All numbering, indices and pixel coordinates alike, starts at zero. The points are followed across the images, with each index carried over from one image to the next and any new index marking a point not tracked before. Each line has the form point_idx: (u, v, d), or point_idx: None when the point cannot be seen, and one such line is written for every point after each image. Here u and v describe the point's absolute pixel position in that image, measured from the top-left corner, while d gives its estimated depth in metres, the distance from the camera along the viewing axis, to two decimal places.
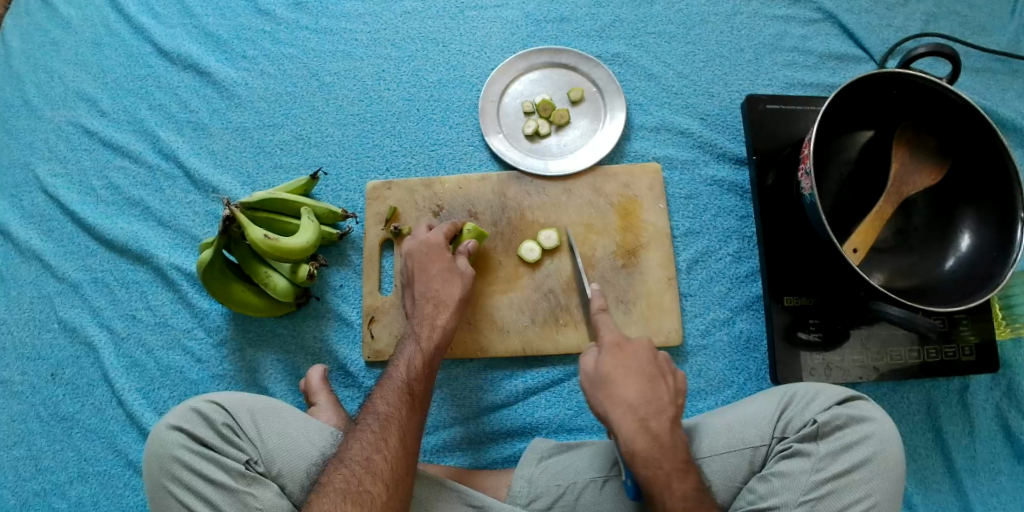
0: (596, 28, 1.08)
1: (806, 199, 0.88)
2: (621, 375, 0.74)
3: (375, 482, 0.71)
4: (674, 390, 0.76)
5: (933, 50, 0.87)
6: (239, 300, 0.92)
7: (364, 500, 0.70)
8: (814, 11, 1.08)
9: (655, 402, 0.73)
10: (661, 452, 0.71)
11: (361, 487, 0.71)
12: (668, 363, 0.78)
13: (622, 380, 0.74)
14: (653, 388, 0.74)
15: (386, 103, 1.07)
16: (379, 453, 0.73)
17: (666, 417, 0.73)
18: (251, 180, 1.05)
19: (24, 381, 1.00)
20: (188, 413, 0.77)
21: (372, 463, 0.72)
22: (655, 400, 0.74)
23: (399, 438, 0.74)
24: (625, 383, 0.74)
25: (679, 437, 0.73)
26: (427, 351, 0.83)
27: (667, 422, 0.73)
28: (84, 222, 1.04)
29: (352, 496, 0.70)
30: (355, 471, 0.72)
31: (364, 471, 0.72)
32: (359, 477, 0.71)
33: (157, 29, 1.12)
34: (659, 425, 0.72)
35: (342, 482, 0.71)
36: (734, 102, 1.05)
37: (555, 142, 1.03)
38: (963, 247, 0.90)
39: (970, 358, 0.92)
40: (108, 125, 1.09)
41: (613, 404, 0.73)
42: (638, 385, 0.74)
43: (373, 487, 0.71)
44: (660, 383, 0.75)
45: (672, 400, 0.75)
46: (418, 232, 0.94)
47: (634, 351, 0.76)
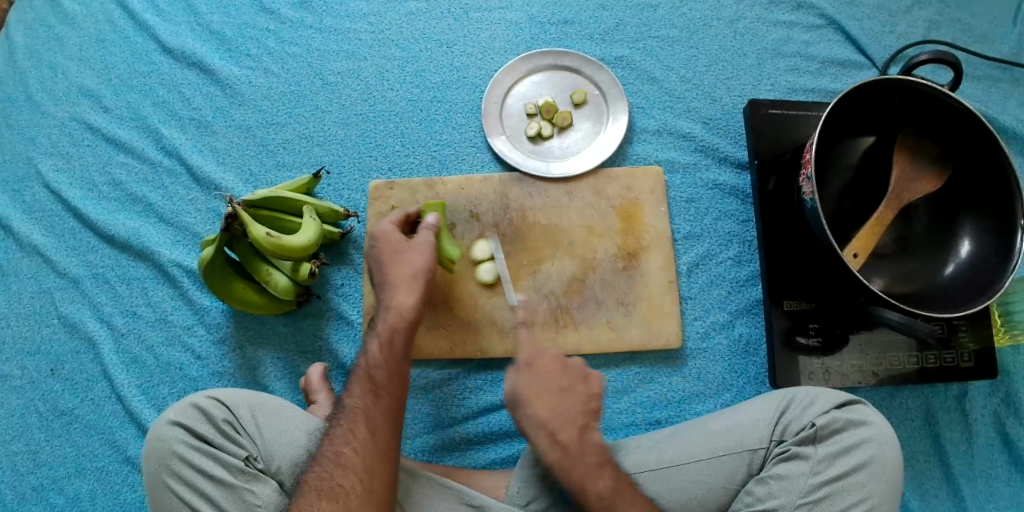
0: (599, 31, 1.09)
1: (807, 204, 0.88)
2: (533, 389, 0.76)
3: (346, 475, 0.71)
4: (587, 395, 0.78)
5: (934, 58, 0.87)
6: (240, 297, 0.92)
7: (338, 494, 0.70)
8: (817, 17, 1.08)
9: (564, 413, 0.76)
10: (571, 459, 0.73)
11: (333, 481, 0.71)
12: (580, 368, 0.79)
13: (535, 399, 0.76)
14: (563, 398, 0.76)
15: (390, 103, 1.07)
16: (347, 446, 0.73)
17: (575, 426, 0.75)
18: (254, 178, 1.05)
19: (24, 376, 1.00)
20: (188, 409, 0.77)
21: (341, 457, 0.72)
22: (564, 408, 0.76)
23: (365, 430, 0.74)
24: (538, 402, 0.76)
25: (590, 443, 0.75)
26: (383, 336, 0.80)
27: (576, 430, 0.75)
28: (86, 218, 1.04)
29: (325, 492, 0.70)
30: (326, 468, 0.72)
31: (336, 466, 0.72)
32: (331, 471, 0.71)
33: (162, 27, 1.12)
34: (567, 433, 0.74)
35: (315, 479, 0.71)
36: (737, 106, 1.05)
37: (558, 144, 1.03)
38: (963, 254, 0.90)
39: (969, 364, 0.92)
40: (111, 122, 1.10)
41: (527, 420, 0.75)
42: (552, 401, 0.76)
43: (346, 481, 0.71)
44: (572, 394, 0.77)
45: (584, 406, 0.77)
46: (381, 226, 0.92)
47: (542, 368, 0.78)
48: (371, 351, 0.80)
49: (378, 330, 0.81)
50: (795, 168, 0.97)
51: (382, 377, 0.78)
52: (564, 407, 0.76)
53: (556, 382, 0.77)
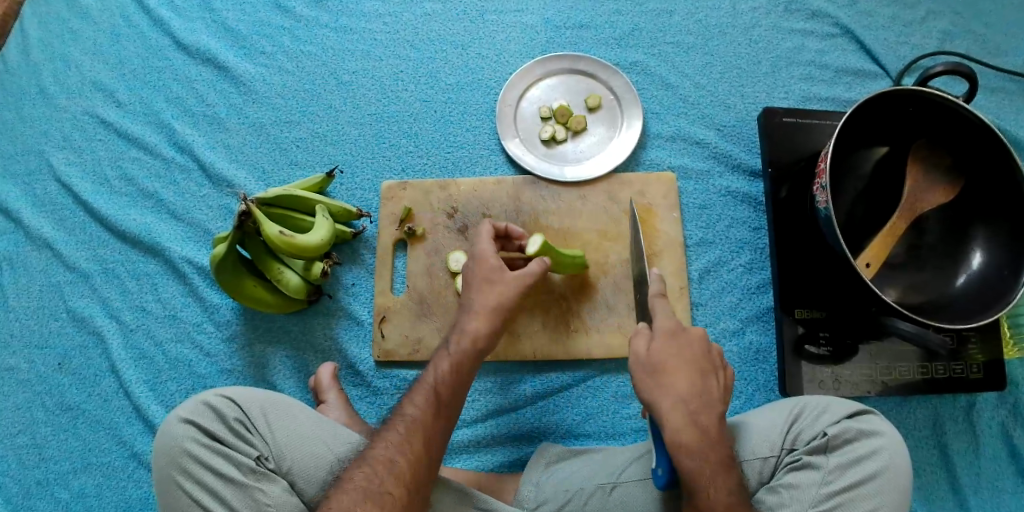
0: (615, 35, 1.09)
1: (820, 213, 0.88)
2: (681, 365, 0.74)
3: (396, 485, 0.71)
4: (722, 384, 0.76)
5: (950, 69, 0.87)
6: (251, 295, 0.92)
7: (383, 501, 0.70)
8: (832, 26, 1.09)
9: (706, 396, 0.73)
10: (705, 446, 0.70)
11: (383, 488, 0.70)
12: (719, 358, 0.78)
13: (675, 370, 0.74)
14: (709, 380, 0.74)
15: (404, 103, 1.07)
16: (403, 456, 0.73)
17: (715, 411, 0.73)
18: (266, 176, 1.05)
19: (31, 370, 1.00)
20: (200, 407, 0.77)
21: (397, 466, 0.72)
22: (704, 391, 0.73)
23: (423, 443, 0.75)
24: (677, 376, 0.73)
25: (724, 432, 0.73)
26: (457, 354, 0.82)
27: (716, 416, 0.73)
28: (97, 212, 1.04)
29: (372, 496, 0.70)
30: (378, 471, 0.71)
31: (389, 472, 0.72)
32: (382, 477, 0.71)
33: (177, 23, 1.12)
34: (708, 418, 0.72)
35: (364, 480, 0.71)
36: (750, 113, 1.06)
37: (571, 148, 1.03)
38: (975, 265, 0.90)
39: (978, 376, 0.92)
40: (124, 116, 1.09)
41: (660, 395, 0.73)
42: (691, 377, 0.74)
43: (394, 489, 0.71)
44: (711, 376, 0.75)
45: (722, 394, 0.75)
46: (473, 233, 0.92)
47: (689, 339, 0.76)
48: (440, 368, 0.81)
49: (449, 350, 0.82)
50: (808, 176, 0.97)
51: (447, 395, 0.79)
52: (697, 387, 0.74)
53: (700, 363, 0.75)
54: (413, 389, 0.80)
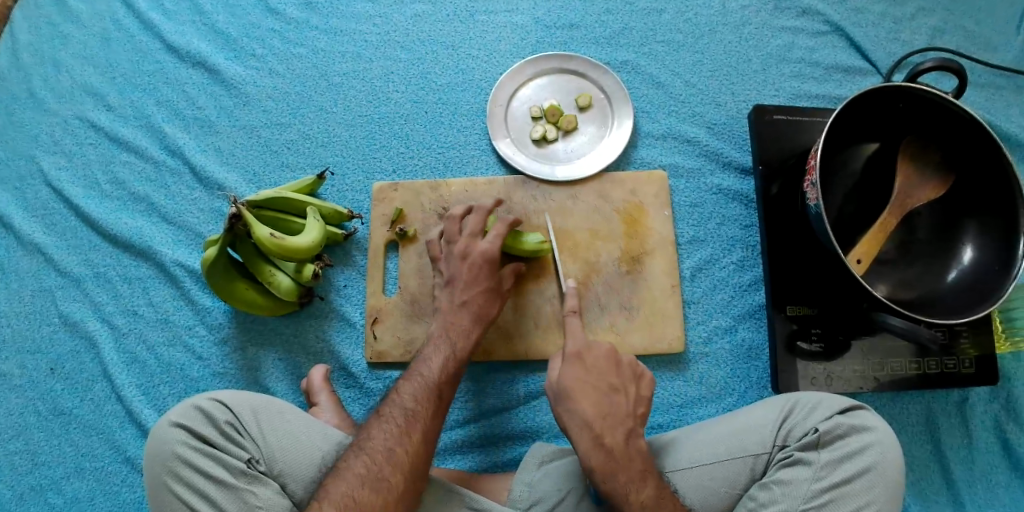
0: (605, 35, 1.09)
1: (811, 210, 0.89)
2: (585, 385, 0.79)
3: (394, 472, 0.71)
4: (633, 400, 0.80)
5: (939, 65, 0.88)
6: (243, 298, 0.92)
7: (381, 488, 0.70)
8: (821, 23, 1.09)
9: (613, 414, 0.78)
10: (615, 464, 0.75)
11: (379, 475, 0.70)
12: (631, 371, 0.82)
13: (582, 393, 0.78)
14: (612, 399, 0.79)
15: (394, 104, 1.07)
16: (401, 446, 0.73)
17: (623, 429, 0.78)
18: (257, 178, 1.05)
19: (24, 375, 0.99)
20: (190, 411, 0.76)
21: (395, 456, 0.72)
22: (611, 412, 0.78)
23: (422, 435, 0.75)
24: (582, 400, 0.78)
25: (634, 448, 0.77)
26: (457, 355, 0.83)
27: (624, 433, 0.77)
28: (88, 216, 1.04)
29: (369, 482, 0.70)
30: (376, 460, 0.72)
31: (387, 461, 0.72)
32: (380, 466, 0.71)
33: (167, 26, 1.12)
34: (613, 437, 0.76)
35: (362, 469, 0.71)
36: (741, 111, 1.06)
37: (562, 148, 1.03)
38: (965, 260, 0.90)
39: (970, 370, 0.92)
40: (114, 120, 1.09)
41: (570, 419, 0.77)
42: (594, 398, 0.78)
43: (392, 477, 0.71)
44: (621, 395, 0.80)
45: (632, 410, 0.79)
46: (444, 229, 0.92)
47: (593, 362, 0.81)
48: (436, 362, 0.82)
49: (445, 346, 0.84)
50: (799, 174, 0.97)
51: (445, 390, 0.80)
52: (604, 407, 0.78)
53: (605, 382, 0.80)
54: (410, 380, 0.80)
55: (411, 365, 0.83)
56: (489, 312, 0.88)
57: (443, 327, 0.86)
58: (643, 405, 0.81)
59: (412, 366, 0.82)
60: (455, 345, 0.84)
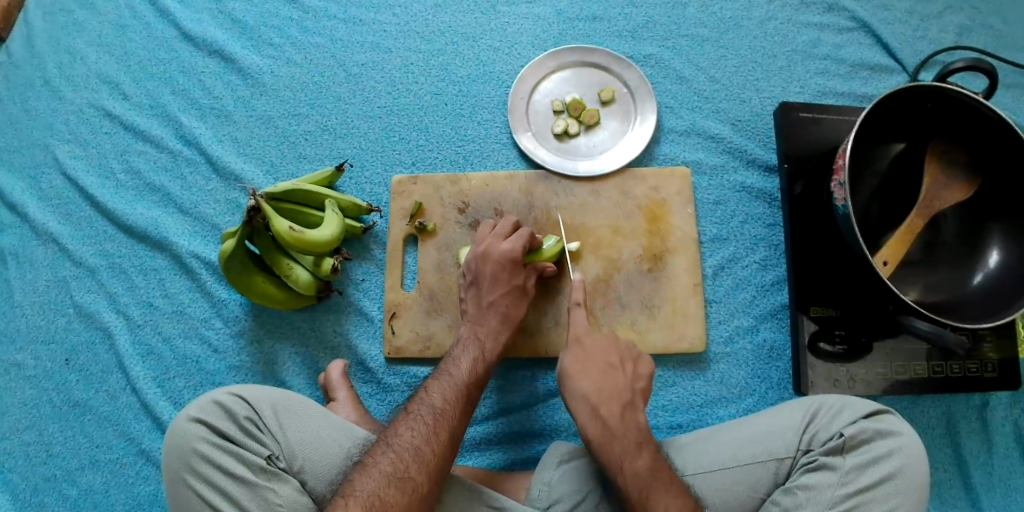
0: (628, 28, 1.07)
1: (839, 210, 0.87)
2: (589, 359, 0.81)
3: (420, 471, 0.70)
4: (632, 376, 0.81)
5: (970, 66, 0.86)
6: (261, 292, 0.91)
7: (407, 486, 0.69)
8: (848, 20, 1.07)
9: (609, 377, 0.80)
10: (604, 398, 0.78)
11: (407, 474, 0.70)
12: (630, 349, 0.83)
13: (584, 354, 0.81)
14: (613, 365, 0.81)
15: (414, 96, 1.05)
16: (429, 444, 0.72)
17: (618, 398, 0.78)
18: (274, 169, 1.03)
19: (38, 365, 0.98)
20: (209, 405, 0.75)
21: (423, 454, 0.71)
22: (610, 387, 0.79)
23: (449, 434, 0.74)
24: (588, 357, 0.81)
25: (633, 422, 0.77)
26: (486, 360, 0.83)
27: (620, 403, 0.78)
28: (103, 206, 1.03)
29: (395, 480, 0.69)
30: (403, 457, 0.71)
31: (414, 459, 0.71)
32: (406, 463, 0.70)
33: (183, 14, 1.10)
34: (609, 410, 0.77)
35: (388, 465, 0.70)
36: (766, 108, 1.04)
37: (584, 142, 1.02)
38: (992, 263, 0.89)
39: (994, 375, 0.92)
40: (130, 109, 1.08)
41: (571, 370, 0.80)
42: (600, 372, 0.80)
43: (418, 475, 0.70)
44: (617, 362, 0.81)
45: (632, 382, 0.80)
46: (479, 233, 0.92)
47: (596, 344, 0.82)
48: (465, 363, 0.82)
49: (473, 348, 0.84)
50: (824, 173, 0.96)
51: (473, 390, 0.80)
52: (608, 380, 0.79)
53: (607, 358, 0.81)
54: (439, 380, 0.79)
55: (438, 366, 0.83)
56: (514, 312, 0.87)
57: (476, 328, 0.86)
58: (644, 381, 0.82)
59: (440, 366, 0.82)
60: (483, 347, 0.84)
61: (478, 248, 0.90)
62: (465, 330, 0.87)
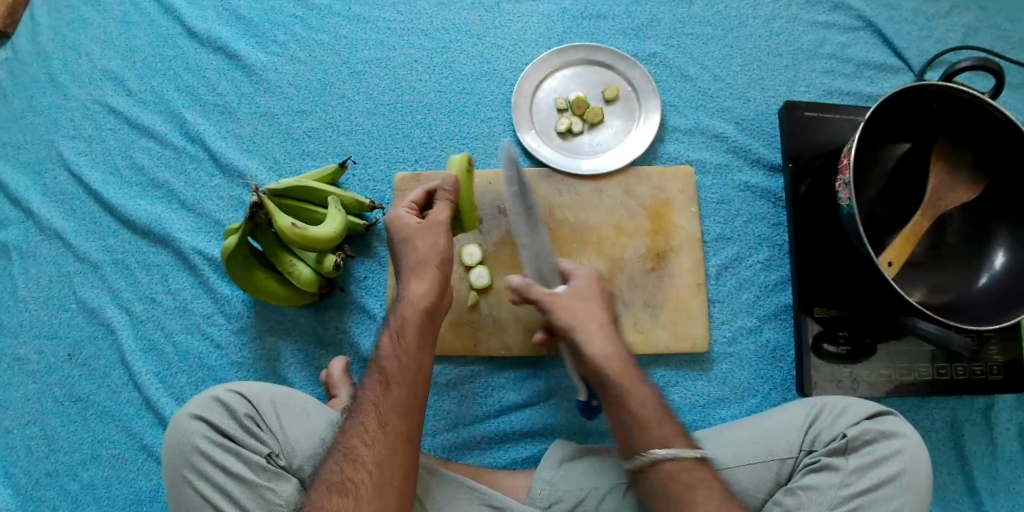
0: (632, 26, 1.07)
1: (844, 210, 0.87)
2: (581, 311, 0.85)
3: (357, 471, 0.68)
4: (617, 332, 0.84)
5: (978, 65, 0.86)
6: (263, 288, 0.91)
7: (347, 490, 0.67)
8: (854, 19, 1.06)
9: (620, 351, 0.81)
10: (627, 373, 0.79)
11: (344, 476, 0.68)
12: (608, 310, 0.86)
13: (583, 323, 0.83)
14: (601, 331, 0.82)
15: (417, 94, 1.05)
16: (360, 442, 0.70)
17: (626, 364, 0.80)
18: (278, 166, 1.03)
19: (41, 360, 0.99)
20: (209, 402, 0.76)
21: (354, 453, 0.69)
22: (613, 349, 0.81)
23: (375, 423, 0.71)
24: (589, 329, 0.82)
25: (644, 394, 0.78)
26: (408, 325, 0.76)
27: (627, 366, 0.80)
28: (107, 202, 1.03)
29: (336, 486, 0.67)
30: (338, 462, 0.69)
31: (348, 462, 0.69)
32: (342, 465, 0.69)
33: (187, 10, 1.10)
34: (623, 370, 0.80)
35: (327, 472, 0.69)
36: (771, 107, 1.04)
37: (588, 141, 1.01)
38: (997, 265, 0.88)
39: (999, 377, 0.91)
40: (135, 105, 1.08)
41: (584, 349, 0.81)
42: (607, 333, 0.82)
43: (355, 477, 0.68)
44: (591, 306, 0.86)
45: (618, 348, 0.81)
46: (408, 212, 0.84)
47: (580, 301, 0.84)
48: (383, 344, 0.76)
49: (390, 323, 0.78)
50: (830, 172, 0.95)
51: (393, 369, 0.74)
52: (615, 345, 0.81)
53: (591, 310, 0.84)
54: (368, 370, 0.76)
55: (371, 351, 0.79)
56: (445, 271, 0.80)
57: (402, 303, 0.78)
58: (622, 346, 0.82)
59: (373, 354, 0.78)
60: (405, 321, 0.77)
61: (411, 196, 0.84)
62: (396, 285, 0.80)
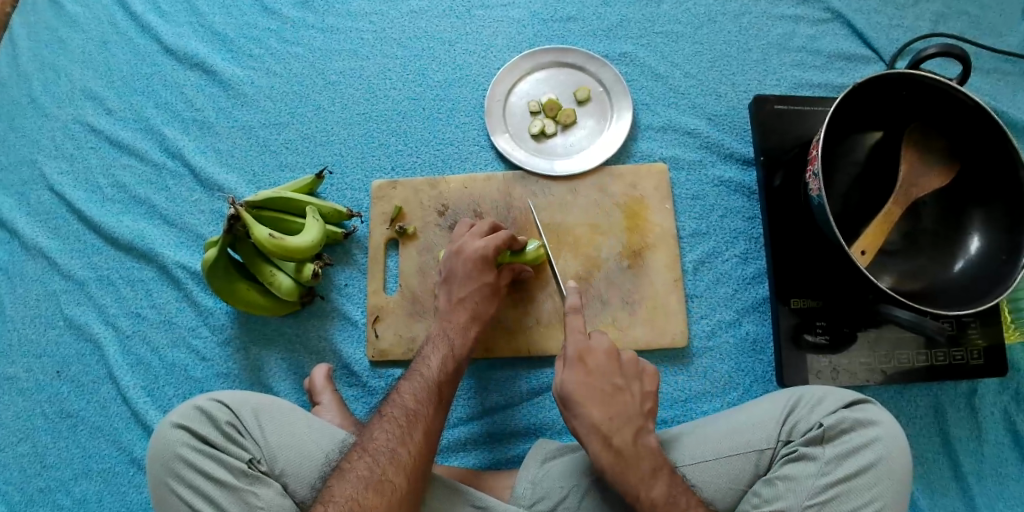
0: (603, 27, 1.08)
1: (814, 200, 0.87)
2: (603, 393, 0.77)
3: (397, 473, 0.72)
4: (639, 396, 0.79)
5: (943, 51, 0.86)
6: (244, 299, 0.92)
7: (386, 489, 0.71)
8: (822, 11, 1.07)
9: (620, 415, 0.76)
10: (625, 464, 0.74)
11: (384, 476, 0.71)
12: (633, 368, 0.80)
13: (588, 398, 0.76)
14: (619, 399, 0.77)
15: (392, 102, 1.07)
16: (404, 446, 0.74)
17: (631, 428, 0.76)
18: (257, 178, 1.05)
19: (30, 378, 1.00)
20: (192, 411, 0.77)
21: (398, 456, 0.73)
22: (618, 414, 0.76)
23: (423, 433, 0.75)
24: (589, 402, 0.76)
25: (646, 447, 0.76)
26: (457, 355, 0.84)
27: (631, 432, 0.76)
28: (90, 220, 1.04)
29: (373, 484, 0.70)
30: (379, 461, 0.72)
31: (391, 461, 0.72)
32: (383, 466, 0.72)
33: (164, 28, 1.12)
34: (622, 437, 0.75)
35: (365, 470, 0.72)
36: (742, 102, 1.04)
37: (562, 142, 1.02)
38: (973, 250, 0.89)
39: (979, 361, 0.91)
40: (115, 123, 1.09)
41: (580, 425, 0.76)
42: (603, 401, 0.76)
43: (396, 478, 0.71)
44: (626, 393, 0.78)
45: (638, 408, 0.78)
46: (463, 239, 0.90)
47: (597, 364, 0.78)
48: (436, 361, 0.82)
49: (439, 345, 0.84)
50: (801, 164, 0.96)
51: (446, 389, 0.81)
52: (622, 409, 0.77)
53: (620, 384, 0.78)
54: (410, 380, 0.80)
55: (410, 365, 0.83)
56: (483, 310, 0.87)
57: (440, 321, 0.87)
58: (650, 400, 0.80)
59: (412, 366, 0.83)
60: (453, 343, 0.84)
61: (455, 243, 0.90)
62: (435, 325, 0.88)
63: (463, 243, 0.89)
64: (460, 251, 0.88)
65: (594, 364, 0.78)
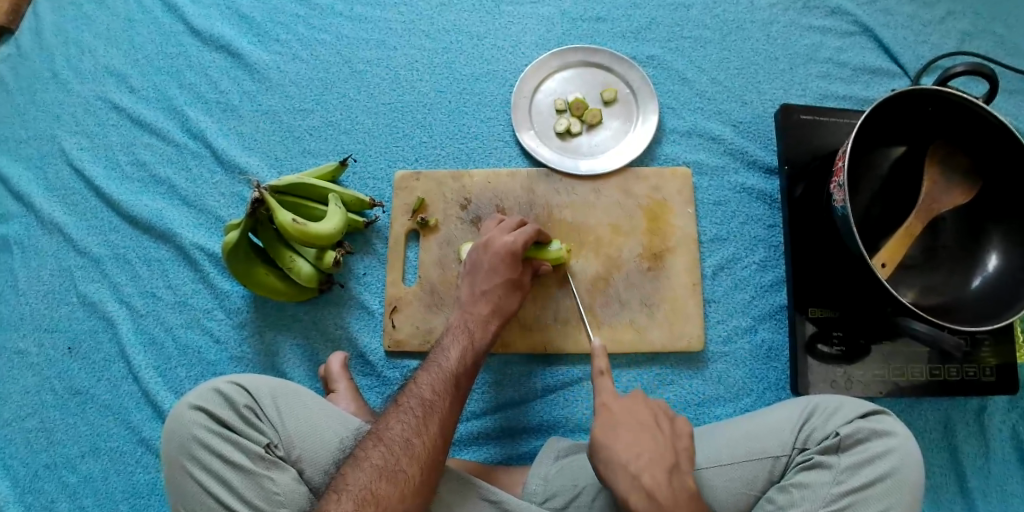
0: (631, 29, 1.08)
1: (837, 211, 0.87)
2: (646, 476, 0.68)
3: (410, 464, 0.72)
4: (672, 435, 0.73)
5: (971, 69, 0.87)
6: (263, 284, 0.92)
7: (399, 479, 0.70)
8: (850, 24, 1.08)
9: (650, 451, 0.70)
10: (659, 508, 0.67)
11: (397, 466, 0.71)
12: (663, 408, 0.75)
13: (617, 440, 0.71)
14: (647, 435, 0.71)
15: (418, 93, 1.06)
16: (419, 437, 0.74)
17: (663, 467, 0.69)
18: (279, 163, 1.04)
19: (41, 353, 0.99)
20: (209, 393, 0.76)
21: (412, 447, 0.73)
22: (647, 451, 0.70)
23: (439, 426, 0.75)
24: (617, 440, 0.70)
25: (680, 486, 0.69)
26: (474, 350, 0.83)
27: (664, 472, 0.69)
28: (109, 197, 1.04)
29: (387, 474, 0.71)
30: (393, 450, 0.72)
31: (404, 452, 0.72)
32: (397, 456, 0.72)
33: (192, 9, 1.12)
34: (653, 477, 0.68)
35: (379, 459, 0.72)
36: (767, 110, 1.05)
37: (586, 142, 1.03)
38: (990, 267, 0.89)
39: (990, 379, 0.92)
40: (137, 102, 1.09)
41: (607, 468, 0.70)
42: (631, 437, 0.71)
43: (409, 468, 0.71)
44: (656, 431, 0.72)
45: (673, 447, 0.72)
46: (490, 233, 0.91)
47: (621, 407, 0.73)
48: (454, 354, 0.82)
49: (457, 339, 0.83)
50: (824, 175, 0.96)
51: (463, 383, 0.80)
52: (647, 442, 0.71)
53: (642, 418, 0.73)
54: (428, 372, 0.80)
55: (428, 357, 0.83)
56: (503, 303, 0.87)
57: (459, 314, 0.86)
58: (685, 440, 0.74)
59: (429, 358, 0.82)
60: (472, 335, 0.84)
61: (480, 237, 0.91)
62: (454, 316, 0.87)
63: (489, 236, 0.90)
64: (484, 242, 0.89)
65: (620, 399, 0.74)
